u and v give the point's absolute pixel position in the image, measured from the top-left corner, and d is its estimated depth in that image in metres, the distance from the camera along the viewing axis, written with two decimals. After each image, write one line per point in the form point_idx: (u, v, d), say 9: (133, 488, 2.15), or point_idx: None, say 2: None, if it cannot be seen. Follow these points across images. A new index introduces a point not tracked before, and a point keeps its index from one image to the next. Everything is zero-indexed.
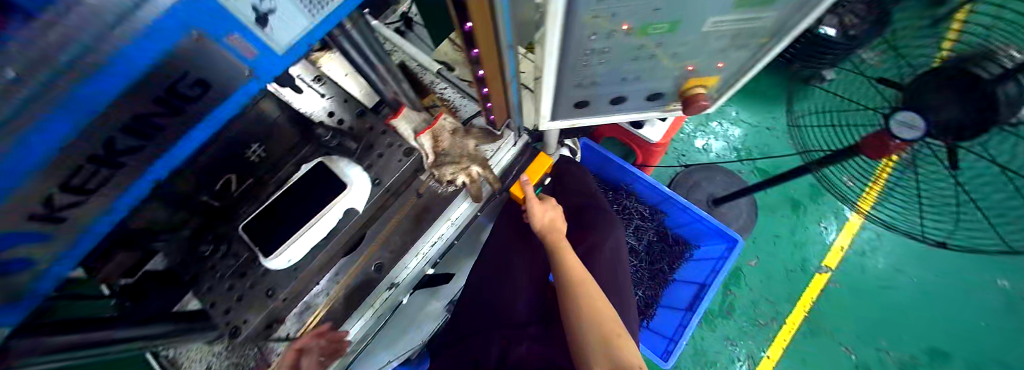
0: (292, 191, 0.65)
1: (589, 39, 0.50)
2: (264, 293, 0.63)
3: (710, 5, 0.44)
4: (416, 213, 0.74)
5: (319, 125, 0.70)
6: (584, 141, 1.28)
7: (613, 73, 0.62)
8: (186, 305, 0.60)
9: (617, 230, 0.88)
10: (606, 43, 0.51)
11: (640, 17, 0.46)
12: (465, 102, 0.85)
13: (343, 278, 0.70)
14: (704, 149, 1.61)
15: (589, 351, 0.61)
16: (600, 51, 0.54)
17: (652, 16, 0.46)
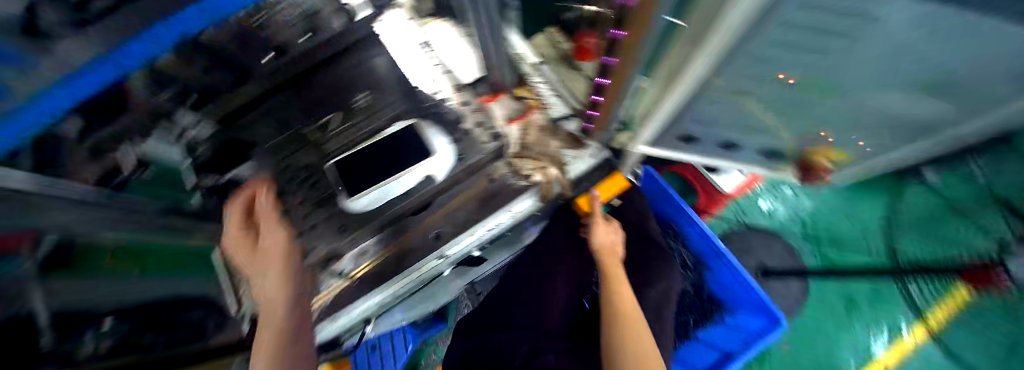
0: (384, 144, 0.67)
1: (734, 77, 0.46)
2: (337, 228, 0.67)
3: (865, 49, 0.40)
4: (484, 196, 0.75)
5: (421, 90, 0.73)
6: (646, 168, 1.26)
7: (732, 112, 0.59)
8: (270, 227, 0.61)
9: (673, 272, 0.84)
10: (747, 85, 0.49)
11: (788, 58, 0.43)
12: (557, 102, 0.80)
13: (404, 235, 0.74)
14: (768, 214, 1.48)
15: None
16: (735, 90, 0.51)
17: (800, 58, 0.43)
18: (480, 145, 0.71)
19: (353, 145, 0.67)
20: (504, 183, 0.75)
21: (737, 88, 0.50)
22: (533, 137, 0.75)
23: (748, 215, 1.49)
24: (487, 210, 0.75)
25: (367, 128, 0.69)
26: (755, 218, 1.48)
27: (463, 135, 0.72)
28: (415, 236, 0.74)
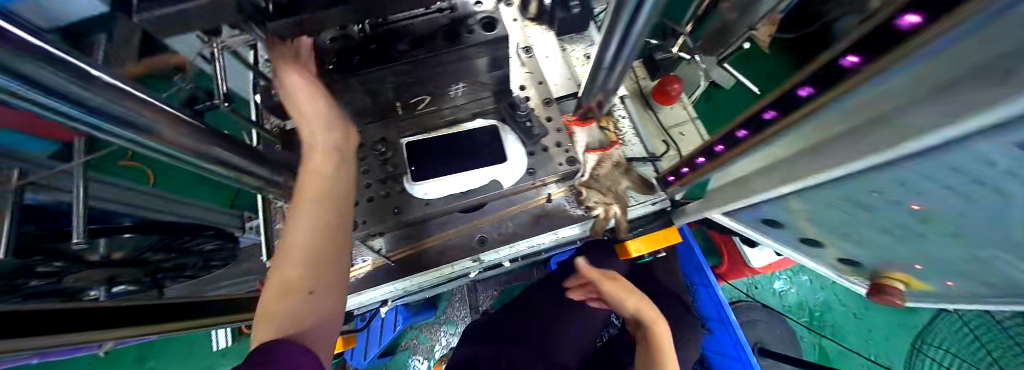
0: (463, 141, 0.69)
1: (861, 193, 0.41)
2: (391, 209, 0.66)
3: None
4: (538, 214, 0.73)
5: (515, 97, 0.70)
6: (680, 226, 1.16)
7: (833, 223, 0.53)
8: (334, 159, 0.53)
9: None
10: (868, 204, 0.43)
11: (942, 206, 0.37)
12: (635, 141, 0.80)
13: (450, 230, 0.73)
14: (778, 294, 1.43)
15: None
16: (853, 204, 0.45)
17: (958, 211, 0.36)
18: (555, 164, 0.68)
19: (433, 130, 0.69)
20: (561, 208, 0.72)
21: (852, 202, 0.44)
22: (605, 169, 0.73)
23: (757, 291, 1.45)
24: (536, 229, 0.72)
25: (447, 118, 0.70)
26: (762, 295, 1.44)
27: (539, 149, 0.70)
28: (461, 234, 0.73)
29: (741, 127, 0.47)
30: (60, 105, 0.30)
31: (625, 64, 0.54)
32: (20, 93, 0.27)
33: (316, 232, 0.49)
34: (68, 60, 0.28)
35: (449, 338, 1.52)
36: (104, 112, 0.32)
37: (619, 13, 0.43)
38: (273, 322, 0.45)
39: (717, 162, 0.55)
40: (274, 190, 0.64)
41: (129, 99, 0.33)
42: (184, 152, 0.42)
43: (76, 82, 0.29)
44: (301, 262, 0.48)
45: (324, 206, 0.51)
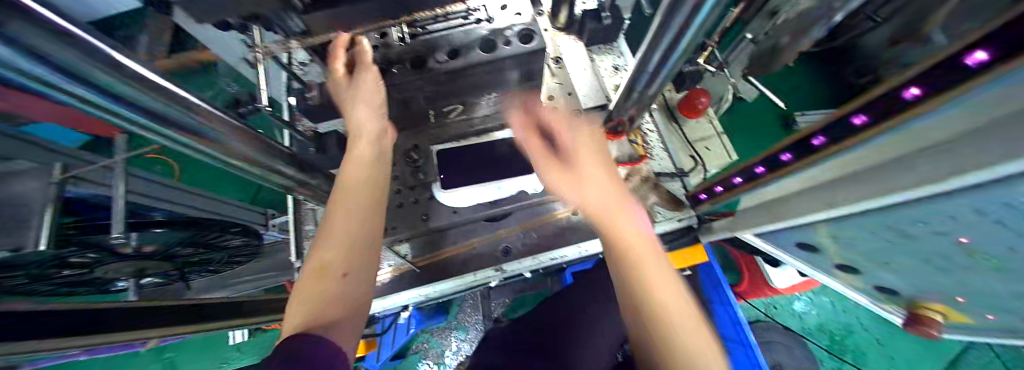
0: (493, 151, 0.68)
1: (908, 224, 0.38)
2: (420, 216, 0.67)
3: None
4: (563, 226, 0.73)
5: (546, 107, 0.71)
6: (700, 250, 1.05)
7: (872, 251, 0.50)
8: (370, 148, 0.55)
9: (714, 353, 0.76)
10: (914, 235, 0.40)
11: (996, 244, 0.34)
12: (663, 155, 0.79)
13: (475, 238, 0.73)
14: (798, 315, 1.39)
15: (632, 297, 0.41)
16: (899, 234, 0.42)
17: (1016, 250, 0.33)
18: None
19: (463, 139, 0.70)
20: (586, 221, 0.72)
21: (898, 232, 0.41)
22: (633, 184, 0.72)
23: (775, 311, 1.41)
24: (561, 240, 0.72)
25: (477, 126, 0.72)
26: (783, 316, 1.40)
27: None
28: (485, 242, 0.73)
29: (783, 151, 0.46)
30: (121, 110, 0.31)
31: (662, 78, 0.54)
32: (89, 100, 0.28)
33: (355, 214, 0.50)
34: (134, 68, 0.29)
35: (461, 342, 1.53)
36: (159, 115, 0.33)
37: (662, 31, 0.43)
38: (305, 305, 0.43)
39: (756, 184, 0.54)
40: (306, 193, 0.64)
41: (183, 103, 0.35)
42: (228, 154, 0.44)
43: (139, 88, 0.30)
44: (342, 243, 0.48)
45: (364, 190, 0.52)
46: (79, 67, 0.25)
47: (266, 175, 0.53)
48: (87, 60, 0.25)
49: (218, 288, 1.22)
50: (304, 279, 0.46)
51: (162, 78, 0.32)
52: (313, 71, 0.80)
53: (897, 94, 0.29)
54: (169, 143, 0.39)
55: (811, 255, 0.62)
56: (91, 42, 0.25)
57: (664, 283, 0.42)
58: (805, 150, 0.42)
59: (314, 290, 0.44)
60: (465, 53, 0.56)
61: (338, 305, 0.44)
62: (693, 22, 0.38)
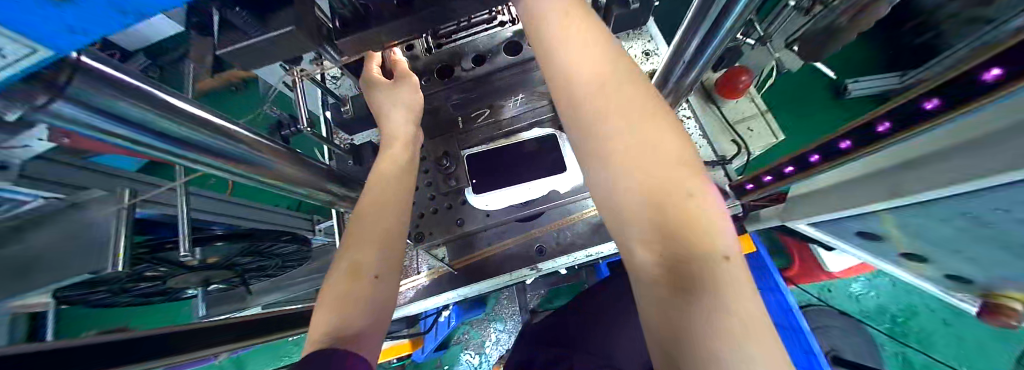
0: (520, 151, 0.69)
1: (991, 211, 0.34)
2: (455, 220, 0.69)
3: None
4: (597, 223, 0.72)
5: None
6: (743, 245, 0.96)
7: (948, 246, 0.44)
8: (401, 157, 0.56)
9: None
10: (1000, 228, 0.35)
11: None
12: (703, 142, 0.76)
13: (509, 239, 0.75)
14: (856, 301, 1.27)
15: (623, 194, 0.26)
16: (982, 225, 0.37)
17: None
18: None
19: (491, 141, 0.70)
20: None
21: (981, 222, 0.36)
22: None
23: (829, 295, 1.29)
24: (596, 237, 0.72)
25: (505, 128, 0.71)
26: (838, 300, 1.28)
27: None
28: (519, 242, 0.75)
29: (841, 138, 0.42)
30: (176, 150, 0.34)
31: (700, 66, 0.51)
32: (150, 144, 0.31)
33: (384, 219, 0.52)
34: (183, 108, 0.31)
35: (499, 333, 1.59)
36: (210, 148, 0.36)
37: (700, 19, 0.40)
38: (334, 306, 0.46)
39: (808, 173, 0.49)
40: (348, 205, 0.68)
41: (231, 136, 0.37)
42: (275, 178, 0.48)
43: (189, 126, 0.32)
44: (372, 246, 0.50)
45: (395, 194, 0.54)
46: (137, 115, 0.27)
47: (310, 193, 0.57)
48: (141, 107, 0.27)
49: (275, 289, 1.34)
50: (337, 279, 0.49)
51: (208, 114, 0.35)
52: (345, 86, 0.84)
53: (977, 75, 0.27)
54: (222, 173, 0.42)
55: (877, 245, 0.55)
56: (143, 91, 0.27)
57: (673, 163, 0.26)
58: (869, 137, 0.38)
59: (345, 292, 0.47)
60: (491, 59, 0.57)
61: (366, 308, 0.47)
62: (733, 8, 0.35)
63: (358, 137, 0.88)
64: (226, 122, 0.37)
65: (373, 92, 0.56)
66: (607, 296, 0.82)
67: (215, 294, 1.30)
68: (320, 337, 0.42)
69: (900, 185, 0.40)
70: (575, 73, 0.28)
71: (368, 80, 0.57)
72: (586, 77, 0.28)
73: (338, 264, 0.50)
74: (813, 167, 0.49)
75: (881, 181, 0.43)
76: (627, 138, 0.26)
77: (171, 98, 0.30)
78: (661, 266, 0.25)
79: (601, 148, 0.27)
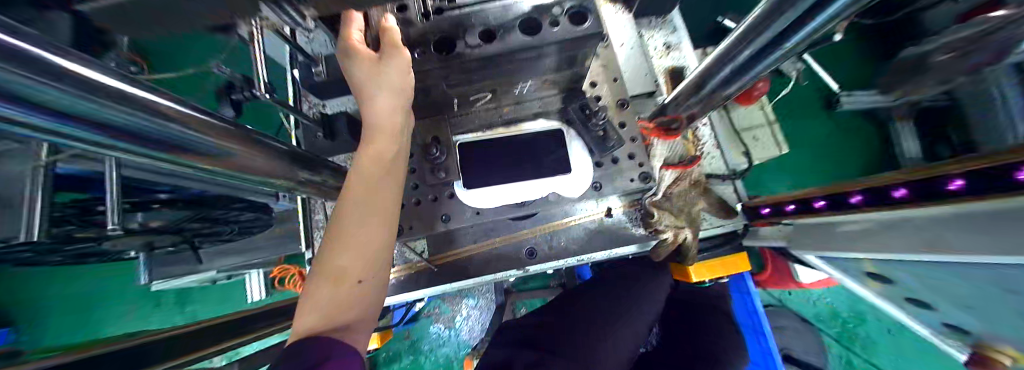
0: (521, 144, 0.62)
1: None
2: (440, 216, 0.60)
3: None
4: (594, 229, 0.69)
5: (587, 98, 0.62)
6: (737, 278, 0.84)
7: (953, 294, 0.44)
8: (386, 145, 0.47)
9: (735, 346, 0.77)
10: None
11: None
12: (712, 154, 0.72)
13: (497, 238, 0.70)
14: (810, 306, 1.37)
15: None
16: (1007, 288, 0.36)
17: None
18: (623, 181, 0.60)
19: (488, 128, 0.63)
20: (621, 225, 0.68)
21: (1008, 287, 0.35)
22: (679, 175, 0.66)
23: (787, 299, 1.38)
24: (590, 244, 0.68)
25: (506, 116, 0.64)
26: (796, 302, 1.38)
27: (608, 161, 0.61)
28: (508, 242, 0.69)
29: (955, 175, 0.34)
30: (76, 130, 0.24)
31: (746, 77, 0.44)
32: (30, 122, 0.21)
33: (373, 221, 0.46)
34: (93, 77, 0.22)
35: (473, 310, 1.60)
36: (129, 130, 0.26)
37: (763, 23, 0.34)
38: (320, 310, 0.43)
39: (877, 209, 0.44)
40: (313, 191, 0.58)
41: (158, 112, 0.27)
42: (220, 163, 0.37)
43: (102, 102, 0.23)
44: (356, 248, 0.45)
45: (383, 192, 0.47)
46: (16, 88, 0.18)
47: (267, 178, 0.47)
48: (27, 79, 0.18)
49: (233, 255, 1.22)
50: (318, 282, 0.45)
51: (126, 86, 0.25)
52: (320, 42, 0.70)
53: None
54: (138, 157, 0.31)
55: (885, 285, 0.55)
56: (25, 50, 0.18)
57: None
58: (990, 183, 0.31)
59: (328, 297, 0.43)
60: (502, 36, 0.46)
61: (353, 309, 0.45)
62: (817, 16, 0.29)
63: (330, 103, 0.75)
64: (149, 94, 0.27)
65: (355, 66, 0.45)
66: (593, 299, 0.82)
67: (161, 259, 1.17)
68: (308, 336, 0.41)
69: (937, 243, 0.38)
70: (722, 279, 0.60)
71: (347, 52, 0.45)
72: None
73: (316, 264, 0.46)
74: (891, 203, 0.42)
75: (914, 231, 0.41)
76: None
77: (74, 65, 0.21)
78: None
79: None
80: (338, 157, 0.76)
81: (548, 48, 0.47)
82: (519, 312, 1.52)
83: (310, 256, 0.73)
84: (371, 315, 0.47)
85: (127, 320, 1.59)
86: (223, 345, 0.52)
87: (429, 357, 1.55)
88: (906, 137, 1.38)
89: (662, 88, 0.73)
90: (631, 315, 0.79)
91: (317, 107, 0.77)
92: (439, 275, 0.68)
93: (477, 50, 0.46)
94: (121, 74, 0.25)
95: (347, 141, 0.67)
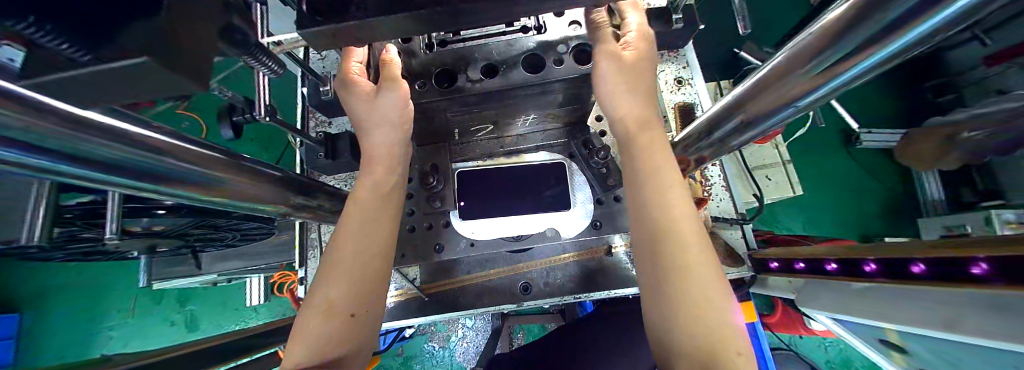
0: (518, 176, 0.61)
1: None
2: (434, 246, 0.58)
3: None
4: (594, 267, 0.66)
5: (593, 135, 0.62)
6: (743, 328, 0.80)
7: None
8: (387, 174, 0.48)
9: None
10: None
11: None
12: (721, 195, 0.70)
13: (492, 269, 0.68)
14: (826, 352, 1.28)
15: (704, 321, 0.36)
16: None
17: None
18: (625, 221, 0.57)
19: (489, 157, 0.63)
20: (621, 264, 0.65)
21: None
22: (634, 56, 0.45)
23: (800, 342, 1.29)
24: (592, 283, 0.64)
25: (508, 147, 0.63)
26: (806, 346, 1.28)
27: (610, 198, 0.59)
28: (505, 274, 0.67)
29: (979, 258, 0.32)
30: (68, 168, 0.23)
31: (758, 128, 0.43)
32: (18, 161, 0.20)
33: (372, 251, 0.45)
34: (80, 114, 0.21)
35: (468, 329, 1.55)
36: (117, 164, 0.25)
37: (784, 72, 0.33)
38: (306, 340, 0.40)
39: (893, 283, 0.40)
40: (309, 215, 0.57)
41: (157, 149, 0.27)
42: (214, 193, 0.37)
43: (100, 141, 0.22)
44: (353, 278, 0.43)
45: (385, 222, 0.47)
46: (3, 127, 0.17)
47: (261, 205, 0.45)
48: (26, 124, 0.18)
49: (234, 258, 1.22)
50: (307, 314, 0.42)
51: (117, 122, 0.24)
52: (331, 61, 0.71)
53: None
54: (129, 189, 0.30)
55: (905, 356, 0.51)
56: (11, 89, 0.17)
57: (716, 284, 0.37)
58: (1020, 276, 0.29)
59: (319, 330, 0.40)
60: (507, 70, 0.46)
61: (348, 343, 0.42)
62: (854, 63, 0.27)
63: (335, 121, 0.75)
64: (142, 129, 0.26)
65: (350, 97, 0.48)
66: (591, 336, 0.76)
67: (163, 259, 1.18)
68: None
69: (955, 321, 0.35)
70: (661, 232, 0.40)
71: (345, 82, 0.47)
72: (679, 245, 0.39)
73: (309, 297, 0.43)
74: (909, 277, 0.40)
75: (923, 306, 0.38)
76: (705, 298, 0.37)
77: (60, 103, 0.20)
78: (692, 346, 0.35)
79: (654, 229, 0.41)
80: (339, 176, 0.75)
81: (552, 85, 0.46)
82: (515, 336, 1.46)
83: (302, 275, 0.72)
84: (360, 354, 0.44)
85: (127, 316, 1.59)
86: (246, 355, 0.50)
87: None
88: (929, 181, 1.39)
89: (672, 124, 0.72)
90: (640, 349, 0.73)
91: (322, 124, 0.77)
92: (429, 305, 0.66)
93: (480, 85, 0.46)
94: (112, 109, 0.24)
95: (346, 162, 0.66)
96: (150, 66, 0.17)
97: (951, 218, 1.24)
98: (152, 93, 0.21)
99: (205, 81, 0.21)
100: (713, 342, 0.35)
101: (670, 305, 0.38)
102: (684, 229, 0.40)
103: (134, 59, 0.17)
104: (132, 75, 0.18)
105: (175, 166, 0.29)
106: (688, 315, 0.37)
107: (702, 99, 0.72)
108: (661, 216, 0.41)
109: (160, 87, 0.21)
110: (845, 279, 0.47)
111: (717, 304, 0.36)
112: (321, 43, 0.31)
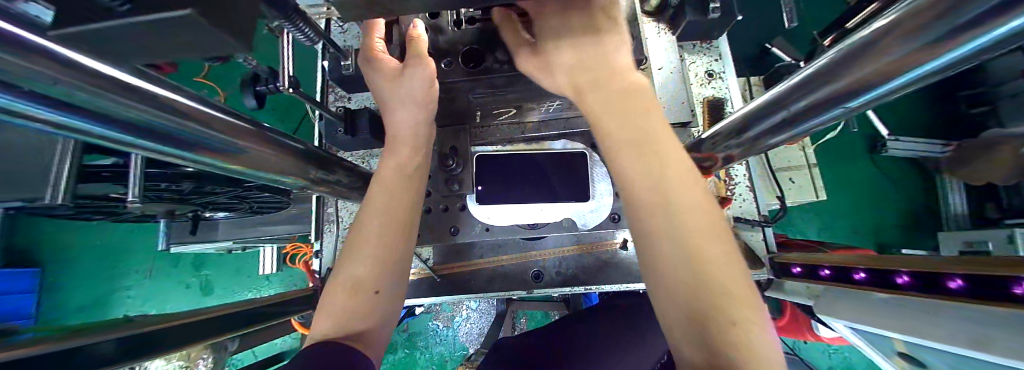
0: (535, 163, 0.60)
1: None
2: (450, 228, 0.59)
3: None
4: (606, 259, 0.65)
5: None
6: None
7: None
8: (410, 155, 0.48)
9: None
10: None
11: None
12: (745, 196, 0.70)
13: (504, 255, 0.68)
14: (827, 358, 1.28)
15: (724, 320, 0.31)
16: None
17: None
18: None
19: (508, 143, 0.62)
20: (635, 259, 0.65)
21: None
22: None
23: (800, 346, 1.29)
24: (602, 275, 0.64)
25: (528, 133, 0.63)
26: (808, 351, 1.29)
27: None
28: (516, 261, 0.68)
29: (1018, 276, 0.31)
30: (89, 125, 0.22)
31: (797, 130, 0.41)
32: (44, 116, 0.20)
33: (391, 231, 0.45)
34: (106, 71, 0.20)
35: (473, 311, 1.59)
36: (141, 125, 0.25)
37: (836, 71, 0.30)
38: (330, 314, 0.41)
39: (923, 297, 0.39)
40: (327, 189, 0.57)
41: (181, 114, 0.27)
42: (240, 163, 0.37)
43: (126, 102, 0.22)
44: (376, 259, 0.44)
45: (407, 206, 0.47)
46: (32, 80, 0.16)
47: (280, 178, 0.45)
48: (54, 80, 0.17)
49: (250, 228, 1.25)
50: (333, 292, 0.43)
51: (144, 82, 0.23)
52: (352, 35, 0.69)
53: None
54: (161, 154, 0.31)
55: None
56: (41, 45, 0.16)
57: (735, 280, 0.33)
58: None
59: (344, 305, 0.41)
60: None
61: (369, 317, 0.42)
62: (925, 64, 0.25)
63: (354, 97, 0.75)
64: (168, 92, 0.26)
65: (376, 74, 0.47)
66: (596, 327, 0.77)
67: (181, 224, 1.21)
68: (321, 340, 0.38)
69: None
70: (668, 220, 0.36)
71: (369, 58, 0.47)
72: (691, 234, 0.35)
73: (334, 275, 0.44)
74: (941, 291, 0.39)
75: None
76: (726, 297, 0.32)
77: (86, 58, 0.19)
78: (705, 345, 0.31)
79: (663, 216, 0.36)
80: (356, 152, 0.75)
81: None
82: (518, 321, 1.50)
83: (317, 248, 0.73)
84: (382, 332, 0.44)
85: (147, 276, 1.65)
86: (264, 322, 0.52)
87: (424, 353, 1.53)
88: (953, 192, 1.36)
89: (699, 119, 0.69)
90: (644, 343, 0.74)
91: (342, 100, 0.77)
92: (439, 285, 0.67)
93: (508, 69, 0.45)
94: (140, 69, 0.24)
95: (366, 140, 0.65)
96: (185, 23, 0.16)
97: (975, 233, 1.20)
98: (180, 54, 0.21)
99: (238, 48, 0.20)
100: (718, 337, 0.30)
101: (677, 297, 0.34)
102: (696, 217, 0.35)
103: (168, 13, 0.16)
104: (164, 33, 0.17)
105: (197, 133, 0.29)
106: (697, 309, 0.32)
107: (733, 94, 0.69)
108: (647, 202, 0.37)
109: (188, 48, 0.20)
110: (870, 287, 0.46)
111: (740, 301, 0.32)
112: (350, 14, 0.30)
